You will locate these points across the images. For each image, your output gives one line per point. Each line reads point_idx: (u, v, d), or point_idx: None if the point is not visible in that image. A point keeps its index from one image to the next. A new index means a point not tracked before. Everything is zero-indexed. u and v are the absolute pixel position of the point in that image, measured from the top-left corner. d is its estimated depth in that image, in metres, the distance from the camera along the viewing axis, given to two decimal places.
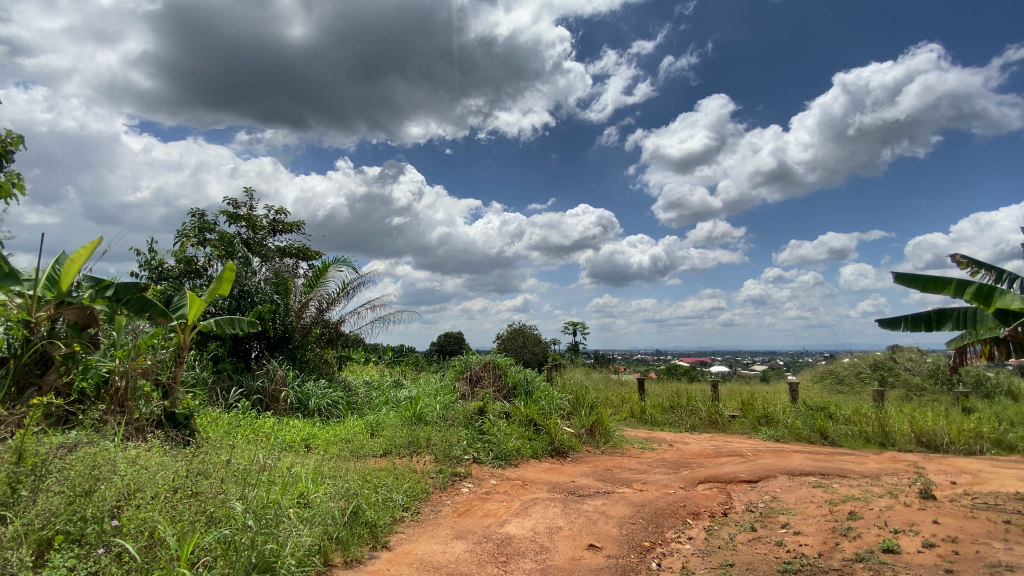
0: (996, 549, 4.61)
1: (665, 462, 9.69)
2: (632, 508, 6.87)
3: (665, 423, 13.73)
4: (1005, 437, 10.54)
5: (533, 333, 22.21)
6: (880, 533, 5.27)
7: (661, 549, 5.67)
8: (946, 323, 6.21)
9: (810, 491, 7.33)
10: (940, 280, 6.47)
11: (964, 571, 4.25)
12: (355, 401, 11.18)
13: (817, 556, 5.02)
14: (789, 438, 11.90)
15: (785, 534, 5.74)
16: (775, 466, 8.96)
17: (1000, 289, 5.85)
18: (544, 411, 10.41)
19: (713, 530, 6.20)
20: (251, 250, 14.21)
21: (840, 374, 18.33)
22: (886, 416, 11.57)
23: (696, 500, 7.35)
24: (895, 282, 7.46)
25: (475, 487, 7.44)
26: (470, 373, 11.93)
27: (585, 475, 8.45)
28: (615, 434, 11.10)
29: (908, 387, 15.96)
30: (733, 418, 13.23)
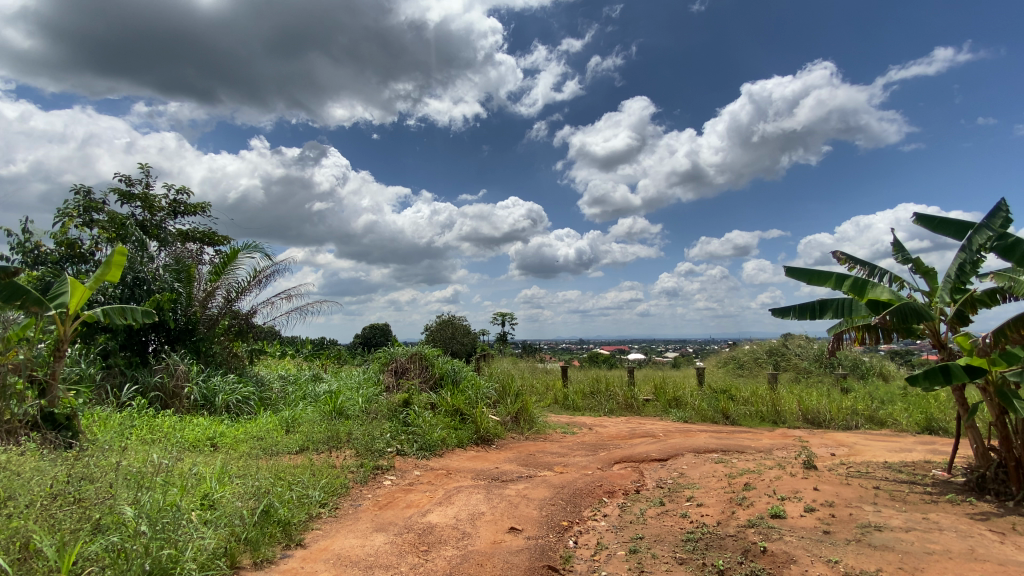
0: (865, 512, 5.28)
1: (585, 445, 10.12)
2: (552, 490, 7.12)
3: (586, 408, 14.31)
4: (874, 413, 12.09)
5: (461, 323, 22.15)
6: (770, 501, 5.87)
7: (579, 527, 5.94)
8: (827, 311, 6.96)
9: (712, 466, 7.99)
10: (823, 274, 7.25)
11: (837, 531, 4.84)
12: (268, 396, 10.58)
13: (716, 525, 5.50)
14: (695, 418, 12.88)
15: (690, 507, 6.22)
16: (683, 444, 9.67)
17: (871, 282, 6.65)
18: (470, 400, 10.45)
19: (626, 507, 6.59)
20: (148, 233, 12.89)
21: (741, 359, 20.07)
22: (778, 396, 12.86)
23: (611, 479, 7.76)
24: (786, 276, 8.26)
25: (398, 479, 7.32)
26: (395, 364, 11.65)
27: (508, 461, 8.62)
28: (539, 420, 11.42)
29: (797, 370, 17.82)
30: (647, 402, 14.08)
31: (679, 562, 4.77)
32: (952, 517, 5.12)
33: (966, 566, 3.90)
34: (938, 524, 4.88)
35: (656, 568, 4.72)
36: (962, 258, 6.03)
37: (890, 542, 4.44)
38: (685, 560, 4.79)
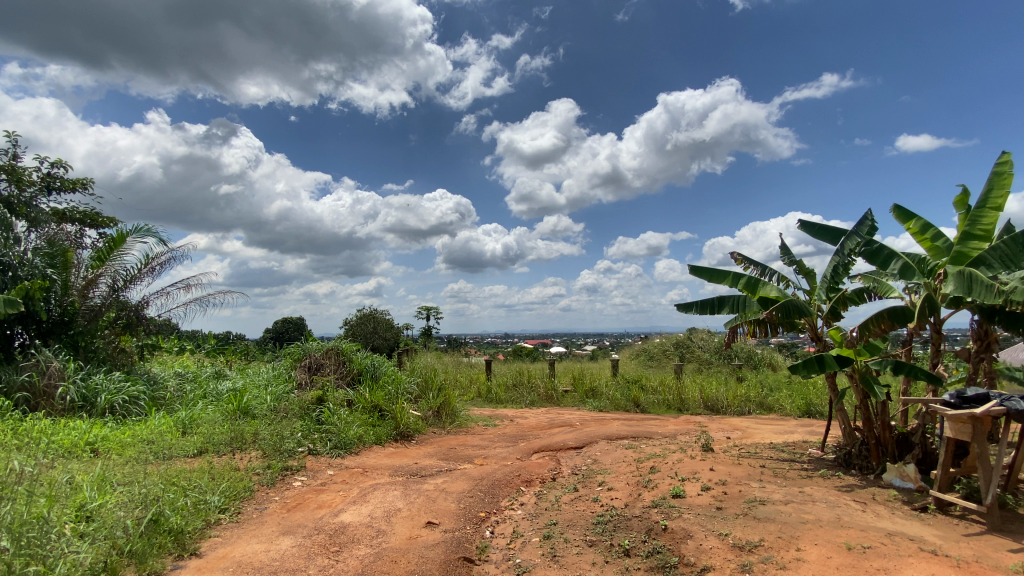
0: (753, 488, 5.86)
1: (505, 436, 10.27)
2: (471, 482, 7.16)
3: (508, 401, 14.51)
4: (764, 399, 13.40)
5: (384, 317, 21.51)
6: (672, 482, 6.33)
7: (496, 517, 6.02)
8: (724, 307, 7.58)
9: (623, 452, 8.45)
10: (722, 273, 7.90)
11: (728, 507, 5.32)
12: (161, 395, 9.63)
13: (624, 507, 5.84)
14: (609, 407, 13.55)
15: (601, 491, 6.54)
16: (598, 432, 10.13)
17: (762, 281, 7.36)
18: (389, 396, 10.22)
19: (543, 494, 6.79)
20: (13, 211, 11.15)
21: (652, 351, 21.36)
22: (683, 385, 13.86)
23: (530, 469, 7.95)
24: (691, 275, 8.93)
25: (309, 479, 6.99)
26: (309, 360, 11.08)
27: (428, 456, 8.54)
28: (461, 414, 11.42)
29: (700, 361, 19.32)
30: (566, 393, 14.56)
31: (589, 545, 5.00)
32: (823, 490, 5.81)
33: (832, 532, 4.44)
34: (812, 496, 5.52)
35: (568, 552, 4.91)
36: (836, 261, 6.84)
37: (772, 515, 4.95)
38: (595, 542, 5.03)
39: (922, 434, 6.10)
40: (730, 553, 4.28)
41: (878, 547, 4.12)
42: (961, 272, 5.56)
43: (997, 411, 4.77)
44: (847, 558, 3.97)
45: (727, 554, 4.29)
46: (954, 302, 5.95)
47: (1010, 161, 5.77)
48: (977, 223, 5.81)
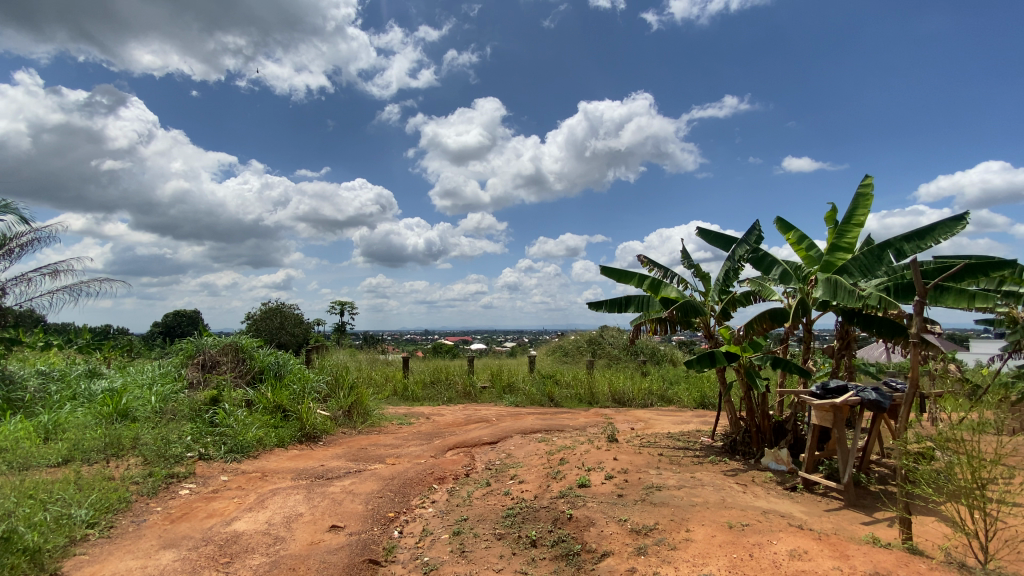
0: (650, 475, 6.27)
1: (420, 434, 10.11)
2: (381, 482, 6.96)
3: (425, 398, 14.29)
4: (665, 392, 14.41)
5: (292, 312, 20.24)
6: (579, 472, 6.60)
7: (405, 516, 5.91)
8: (630, 306, 8.05)
9: (536, 445, 8.67)
10: (629, 274, 8.39)
11: (629, 493, 5.65)
12: (18, 397, 8.33)
13: (533, 498, 6.00)
14: (525, 402, 13.83)
15: (512, 485, 6.66)
16: (513, 427, 10.30)
17: (664, 282, 7.92)
18: (295, 395, 9.64)
19: (455, 491, 6.77)
20: None
21: (567, 347, 22.09)
22: (594, 380, 14.50)
23: (443, 466, 7.89)
24: (601, 275, 9.42)
25: (199, 487, 6.41)
26: (203, 357, 10.16)
27: (336, 457, 8.18)
28: (374, 412, 11.06)
29: (610, 357, 20.33)
30: (484, 389, 14.65)
31: (498, 538, 5.08)
32: (711, 474, 6.36)
33: (717, 513, 4.87)
34: (702, 481, 6.02)
35: (476, 546, 4.94)
36: (727, 265, 7.50)
37: (667, 499, 5.33)
38: (503, 535, 5.11)
39: (794, 422, 6.85)
40: (628, 537, 4.55)
41: (754, 525, 4.58)
42: (828, 278, 6.32)
43: (854, 401, 5.51)
44: (728, 535, 4.36)
45: (625, 538, 4.55)
46: (823, 306, 6.71)
47: (871, 185, 6.66)
48: (843, 236, 6.61)
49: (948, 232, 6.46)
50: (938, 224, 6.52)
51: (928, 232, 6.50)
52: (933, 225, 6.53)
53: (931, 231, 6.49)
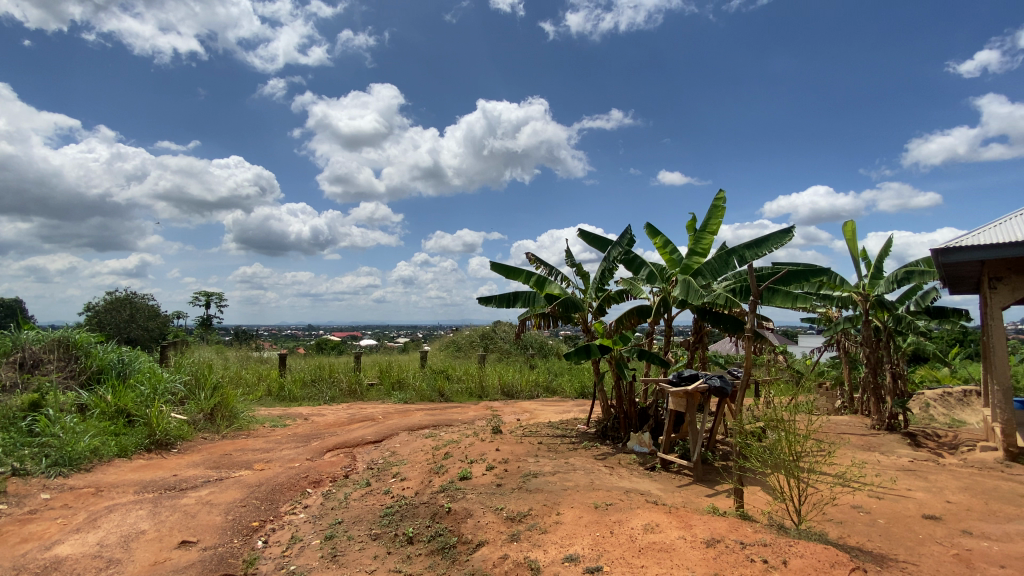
0: (529, 463, 6.56)
1: (296, 436, 9.44)
2: (245, 490, 6.39)
3: (304, 398, 13.34)
4: (550, 384, 15.13)
5: (145, 303, 17.69)
6: (461, 465, 6.67)
7: (272, 525, 5.50)
8: (517, 302, 8.29)
9: (421, 441, 8.58)
10: (517, 270, 8.65)
11: (507, 482, 5.84)
12: None
13: (414, 494, 5.94)
14: (414, 399, 13.58)
15: (393, 483, 6.52)
16: (398, 424, 10.07)
17: (548, 279, 8.27)
18: (142, 398, 8.44)
19: (331, 494, 6.44)
20: None
21: (460, 342, 22.13)
22: (484, 373, 14.73)
23: (320, 468, 7.46)
24: (491, 270, 9.62)
25: (10, 508, 5.36)
26: (21, 355, 8.42)
27: (193, 466, 7.33)
28: (242, 415, 10.10)
29: (501, 351, 20.78)
30: (370, 386, 14.11)
31: (373, 539, 4.95)
32: (584, 460, 6.81)
33: (585, 495, 5.23)
34: (574, 466, 6.43)
35: (350, 549, 4.76)
36: (604, 265, 8.06)
37: (542, 485, 5.61)
38: (379, 536, 5.00)
39: (655, 408, 7.61)
40: (502, 525, 4.69)
41: (617, 503, 4.99)
42: (686, 279, 7.08)
43: (702, 388, 6.25)
44: (593, 515, 4.71)
45: (500, 527, 4.68)
46: (681, 304, 7.51)
47: (724, 199, 7.57)
48: (699, 242, 7.43)
49: (779, 243, 7.57)
50: (771, 235, 7.61)
51: (764, 242, 7.56)
52: (768, 236, 7.60)
53: (767, 241, 7.55)
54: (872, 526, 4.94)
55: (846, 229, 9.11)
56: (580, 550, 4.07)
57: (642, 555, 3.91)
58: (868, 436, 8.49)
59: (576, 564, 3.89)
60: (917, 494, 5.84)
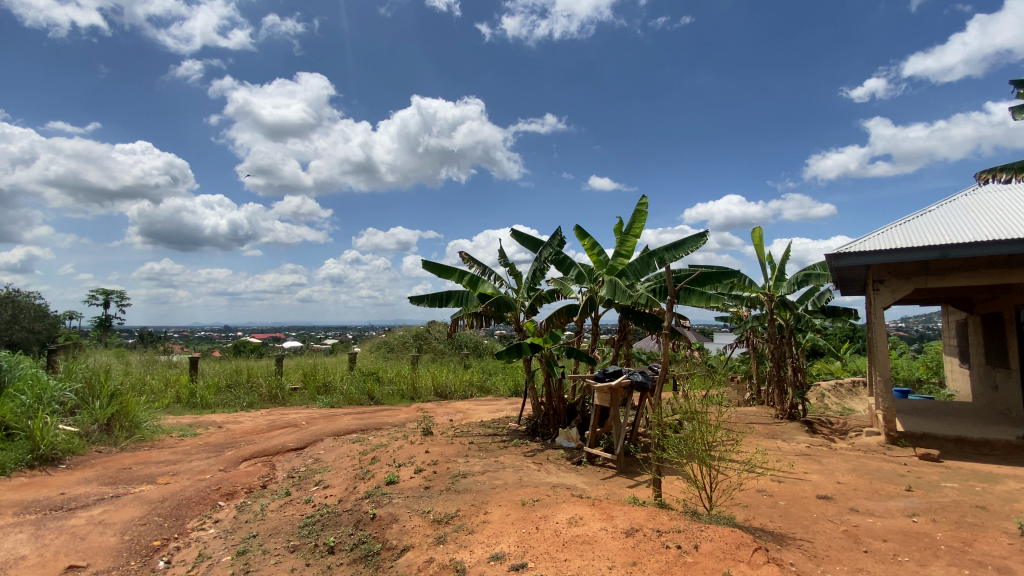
0: (458, 464, 6.51)
1: (208, 446, 8.76)
2: (146, 506, 5.83)
3: (219, 404, 12.39)
4: (484, 383, 15.16)
5: (28, 303, 15.66)
6: (388, 470, 6.50)
7: (176, 543, 5.06)
8: (450, 301, 8.20)
9: (348, 446, 8.26)
10: (450, 269, 8.57)
11: (435, 484, 5.77)
12: None
13: (337, 502, 5.71)
14: (341, 402, 13.07)
15: (315, 491, 6.23)
16: (323, 430, 9.63)
17: (481, 279, 8.26)
18: (24, 408, 7.43)
19: (246, 506, 6.04)
20: None
21: (392, 343, 21.56)
22: (417, 374, 14.46)
23: (234, 479, 6.98)
24: (424, 269, 9.49)
25: None
26: None
27: (85, 482, 6.58)
28: (146, 424, 9.23)
29: (434, 352, 20.50)
30: (294, 391, 13.39)
31: (291, 551, 4.70)
32: (513, 457, 6.88)
33: (513, 493, 5.28)
34: (503, 464, 6.48)
35: (265, 563, 4.49)
36: (535, 265, 8.19)
37: (470, 485, 5.59)
38: (298, 547, 4.76)
39: (582, 404, 7.86)
40: (429, 528, 4.62)
41: (543, 499, 5.09)
42: (611, 279, 7.37)
43: (624, 383, 6.55)
44: (520, 512, 4.76)
45: (426, 530, 4.61)
46: (607, 303, 7.79)
47: (646, 204, 7.95)
48: (623, 244, 7.75)
49: (695, 246, 8.07)
50: (688, 238, 8.09)
51: (682, 245, 8.02)
52: (686, 239, 8.08)
53: (684, 244, 8.02)
54: (774, 508, 5.39)
55: (754, 234, 9.86)
56: (506, 549, 4.10)
57: (566, 548, 4.00)
58: (772, 425, 9.26)
59: (501, 562, 3.91)
60: (812, 476, 6.46)
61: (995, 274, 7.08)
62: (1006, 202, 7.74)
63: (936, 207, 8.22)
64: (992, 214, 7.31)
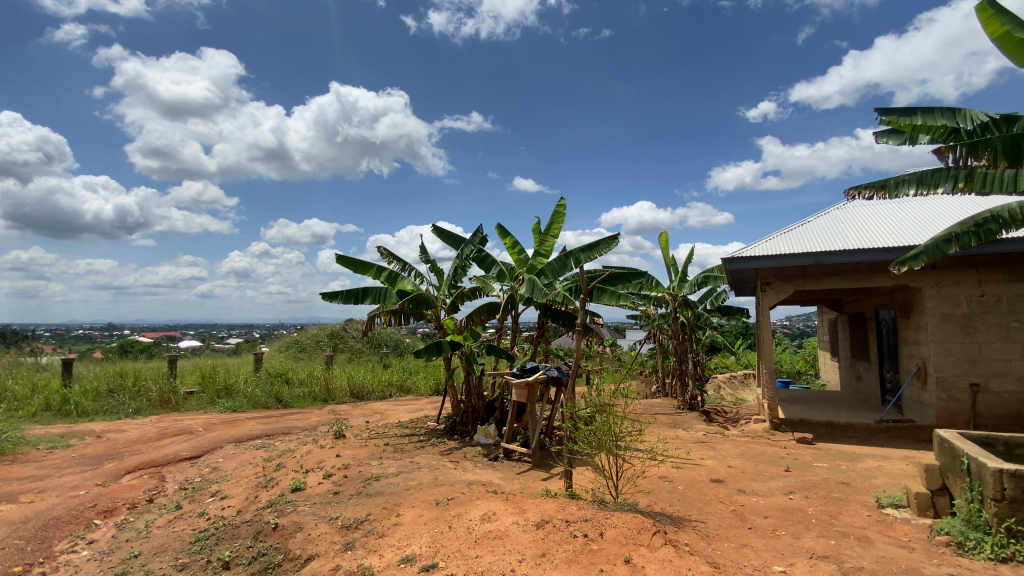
0: (371, 467, 6.31)
1: (83, 459, 7.76)
2: (2, 529, 5.05)
3: (98, 412, 11.02)
4: (404, 383, 14.84)
5: None
6: (295, 476, 6.15)
7: (40, 569, 4.45)
8: (366, 298, 7.91)
9: (251, 453, 7.71)
10: (366, 265, 8.29)
11: (345, 489, 5.55)
12: None
13: (235, 514, 5.31)
14: (245, 407, 12.15)
15: (211, 503, 5.75)
16: (224, 436, 8.90)
17: (400, 275, 8.08)
18: None
19: (128, 523, 5.43)
20: None
21: (304, 342, 20.41)
22: (331, 375, 13.81)
23: (114, 494, 6.24)
24: (339, 265, 9.09)
25: None
26: None
27: None
28: (3, 437, 8.00)
29: (351, 351, 19.69)
30: (190, 395, 12.24)
31: (179, 570, 4.31)
32: (430, 457, 6.80)
33: (428, 493, 5.22)
34: (419, 464, 6.38)
35: None
36: (456, 263, 8.15)
37: (383, 488, 5.45)
38: (187, 565, 4.37)
39: (501, 401, 7.94)
40: (337, 535, 4.44)
41: (458, 497, 5.08)
42: (530, 277, 7.51)
43: (541, 378, 6.72)
44: (433, 512, 4.71)
45: (333, 537, 4.42)
46: (526, 302, 7.94)
47: (564, 206, 8.19)
48: (542, 244, 7.93)
49: (609, 248, 8.44)
50: (602, 240, 8.45)
51: (597, 246, 8.36)
52: (601, 241, 8.43)
53: (598, 246, 8.37)
54: (673, 493, 5.80)
55: (662, 238, 10.51)
56: (417, 550, 4.05)
57: (478, 545, 4.03)
58: (675, 415, 9.94)
59: (411, 564, 3.85)
60: (707, 461, 7.03)
61: (859, 278, 8.10)
62: (868, 216, 8.89)
63: (814, 218, 9.25)
64: (858, 226, 8.36)
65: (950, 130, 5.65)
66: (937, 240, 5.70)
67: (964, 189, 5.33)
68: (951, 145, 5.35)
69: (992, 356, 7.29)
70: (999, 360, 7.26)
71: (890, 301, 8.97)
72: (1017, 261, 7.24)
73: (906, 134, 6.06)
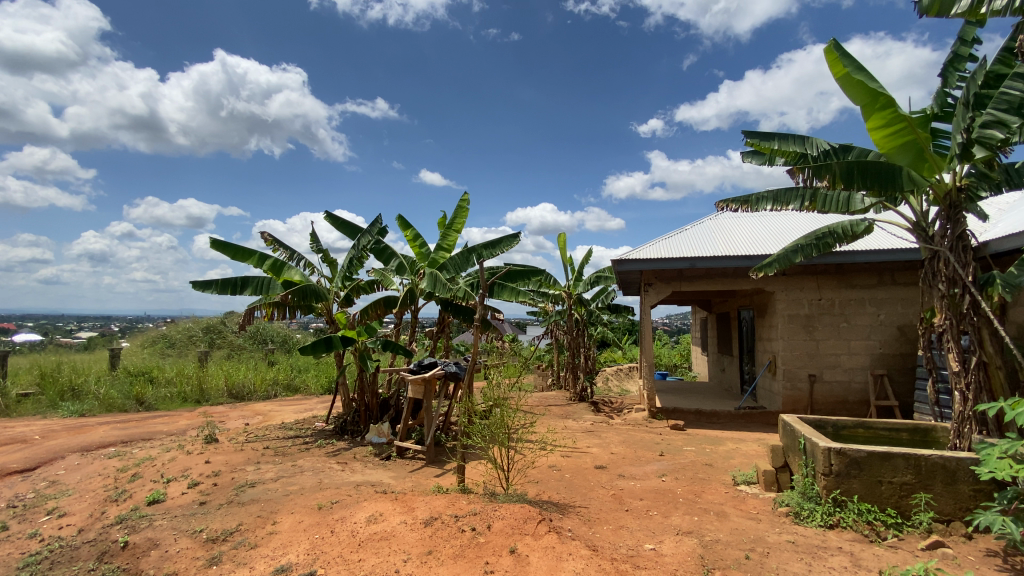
0: (246, 472, 5.82)
1: None
2: None
3: None
4: (291, 382, 13.89)
5: None
6: (153, 487, 5.49)
7: None
8: (247, 288, 7.26)
9: (100, 463, 6.73)
10: (248, 251, 7.61)
11: (213, 498, 5.06)
12: None
13: (76, 534, 4.60)
14: (96, 410, 10.57)
15: (44, 523, 4.93)
16: (66, 445, 7.68)
17: (286, 264, 7.52)
18: None
19: None
20: None
21: (173, 338, 18.26)
22: (205, 374, 12.53)
23: None
24: (218, 251, 8.27)
25: None
26: None
27: None
28: None
29: (230, 347, 18.00)
30: (23, 398, 10.38)
31: None
32: (315, 459, 6.43)
33: (309, 497, 4.92)
34: (302, 467, 6.00)
35: None
36: (351, 254, 7.77)
37: (258, 495, 5.04)
38: None
39: (395, 398, 7.74)
40: (200, 550, 4.03)
41: (343, 500, 4.86)
42: (432, 272, 7.40)
43: (438, 374, 6.65)
44: (314, 517, 4.46)
45: (196, 552, 4.01)
46: (427, 296, 7.81)
47: (467, 201, 8.16)
48: (444, 238, 7.85)
49: (511, 245, 8.58)
50: (505, 238, 8.56)
51: (498, 244, 8.44)
52: (502, 239, 8.52)
53: (500, 243, 8.46)
54: (560, 480, 6.07)
55: (560, 238, 10.90)
56: (294, 559, 3.81)
57: (361, 549, 3.88)
58: (567, 407, 10.40)
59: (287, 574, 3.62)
60: (592, 449, 7.45)
61: (727, 281, 9.06)
62: (738, 226, 9.96)
63: (693, 226, 10.16)
64: (727, 235, 9.35)
65: (800, 154, 6.48)
66: (787, 251, 6.60)
67: (809, 207, 6.14)
68: (801, 168, 5.77)
69: (826, 351, 8.55)
70: (832, 355, 8.53)
71: (750, 303, 10.15)
72: (848, 270, 8.54)
73: (766, 156, 6.88)
